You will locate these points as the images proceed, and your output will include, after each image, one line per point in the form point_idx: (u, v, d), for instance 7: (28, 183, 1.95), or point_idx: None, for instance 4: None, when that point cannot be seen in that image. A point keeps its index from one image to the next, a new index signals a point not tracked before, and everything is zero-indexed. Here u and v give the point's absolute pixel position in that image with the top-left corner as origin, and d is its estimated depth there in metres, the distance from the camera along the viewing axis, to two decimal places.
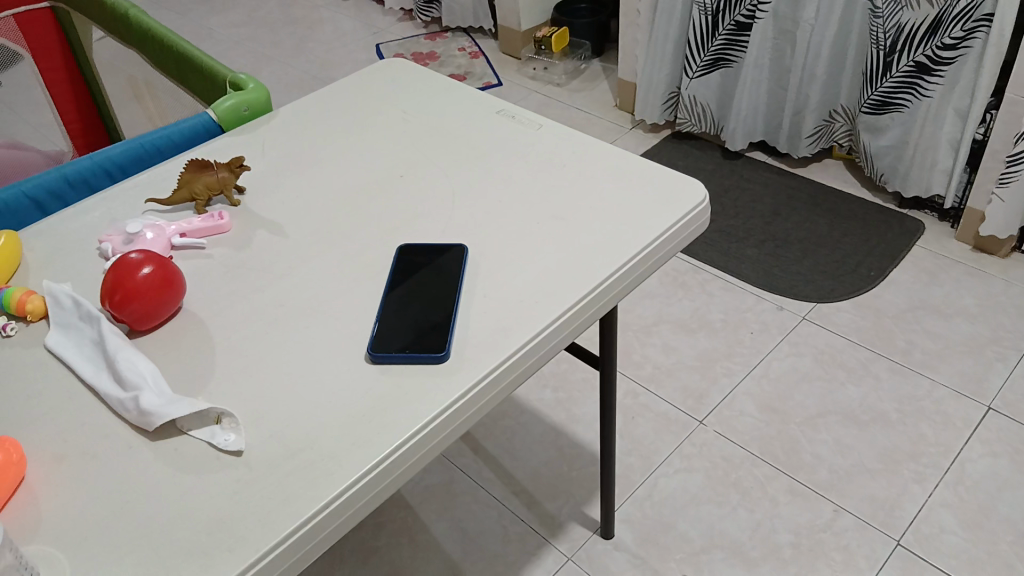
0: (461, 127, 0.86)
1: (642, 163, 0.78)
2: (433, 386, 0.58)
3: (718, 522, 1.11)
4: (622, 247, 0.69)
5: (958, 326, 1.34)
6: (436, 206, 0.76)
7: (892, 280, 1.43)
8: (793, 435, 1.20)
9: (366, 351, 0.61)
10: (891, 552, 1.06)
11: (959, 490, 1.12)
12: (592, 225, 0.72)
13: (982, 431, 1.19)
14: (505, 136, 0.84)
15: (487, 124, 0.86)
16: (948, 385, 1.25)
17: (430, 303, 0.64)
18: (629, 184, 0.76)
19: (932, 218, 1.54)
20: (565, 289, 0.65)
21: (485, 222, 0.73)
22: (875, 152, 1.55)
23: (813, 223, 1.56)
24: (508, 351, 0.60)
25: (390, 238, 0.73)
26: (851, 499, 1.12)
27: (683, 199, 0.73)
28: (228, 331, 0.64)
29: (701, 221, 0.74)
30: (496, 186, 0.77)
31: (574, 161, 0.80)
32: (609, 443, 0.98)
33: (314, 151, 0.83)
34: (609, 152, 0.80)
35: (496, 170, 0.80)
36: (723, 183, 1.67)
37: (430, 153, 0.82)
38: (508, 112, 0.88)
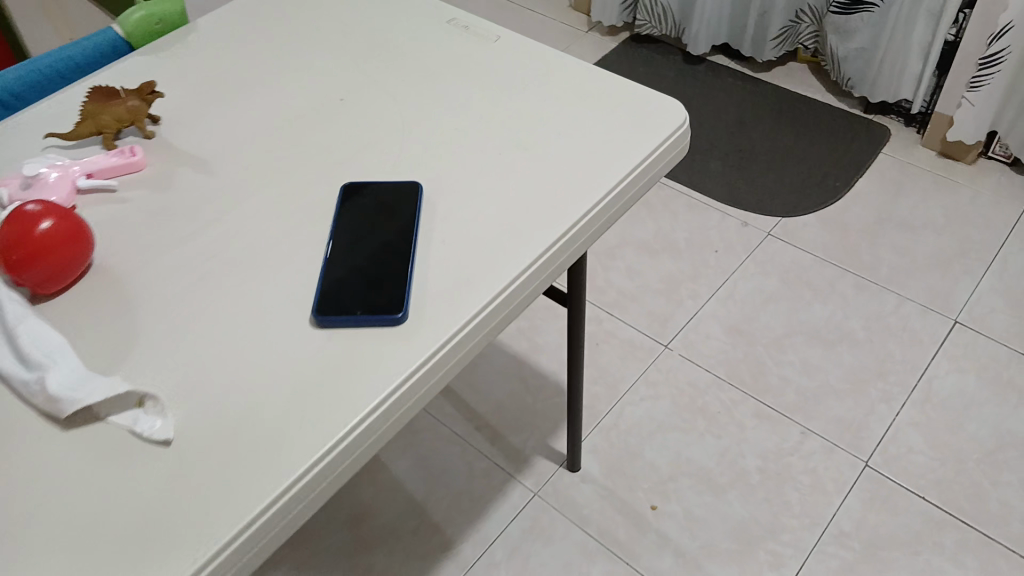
0: (408, 42, 0.76)
1: (613, 81, 0.70)
2: (391, 349, 0.51)
3: (685, 450, 1.09)
4: (598, 179, 0.62)
5: (925, 239, 1.31)
6: (385, 136, 0.67)
7: (859, 192, 1.39)
8: (760, 357, 1.18)
9: (309, 313, 0.54)
10: (858, 476, 1.05)
11: (926, 409, 1.11)
12: (562, 155, 0.64)
13: (948, 347, 1.17)
14: (458, 52, 0.75)
15: (438, 37, 0.77)
16: (915, 300, 1.23)
17: (383, 255, 0.57)
18: (601, 106, 0.68)
19: (898, 124, 1.49)
20: (536, 230, 0.58)
21: (443, 155, 0.65)
22: (843, 56, 1.48)
23: (779, 133, 1.49)
24: (474, 307, 0.53)
25: (333, 175, 0.64)
26: (819, 422, 1.10)
27: (662, 123, 0.66)
28: (148, 292, 0.56)
29: (681, 146, 0.67)
30: (453, 110, 0.69)
31: (538, 80, 0.71)
32: (577, 374, 0.92)
33: (240, 74, 0.73)
34: (576, 69, 0.72)
35: (451, 91, 0.71)
36: (685, 91, 1.59)
37: (375, 73, 0.73)
38: (460, 21, 0.78)
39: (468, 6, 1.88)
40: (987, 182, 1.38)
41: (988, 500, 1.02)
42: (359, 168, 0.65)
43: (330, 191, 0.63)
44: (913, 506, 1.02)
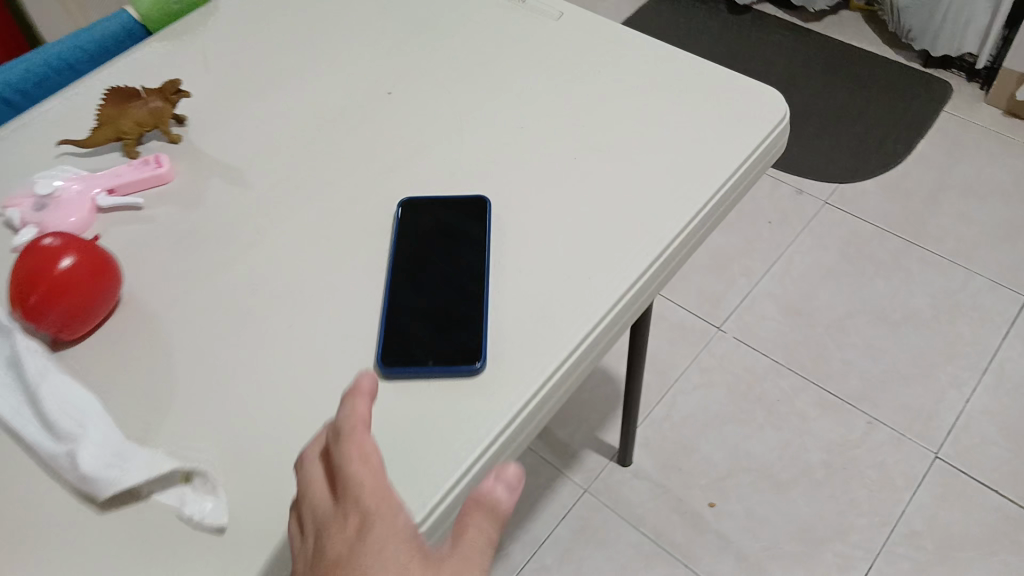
0: (456, 20, 0.67)
1: (697, 67, 0.62)
2: (470, 404, 0.44)
3: (744, 442, 1.04)
4: (690, 187, 0.54)
5: (993, 207, 1.23)
6: (442, 135, 0.59)
7: (921, 155, 1.29)
8: (821, 341, 1.12)
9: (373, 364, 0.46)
10: (929, 470, 1.00)
11: (999, 394, 1.05)
12: (647, 157, 0.56)
13: (1021, 325, 1.10)
14: (517, 32, 0.66)
15: (489, 14, 0.68)
16: (984, 275, 1.15)
17: (454, 289, 0.50)
18: (686, 98, 0.60)
19: (960, 79, 1.39)
20: (629, 250, 0.51)
21: (510, 159, 0.57)
22: (903, 7, 1.36)
23: (833, 89, 1.40)
24: (563, 351, 0.46)
25: (386, 185, 0.56)
26: (885, 410, 1.05)
27: (758, 120, 0.58)
28: (185, 335, 0.49)
29: (778, 145, 0.59)
30: (515, 104, 0.61)
31: (609, 67, 0.63)
32: (637, 370, 0.87)
33: (271, 66, 0.65)
34: (653, 52, 0.64)
35: (510, 80, 0.63)
36: (730, 45, 1.49)
37: (423, 60, 0.65)
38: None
39: None
40: None
41: None
42: (414, 176, 0.57)
43: (384, 206, 0.55)
44: (988, 502, 0.96)
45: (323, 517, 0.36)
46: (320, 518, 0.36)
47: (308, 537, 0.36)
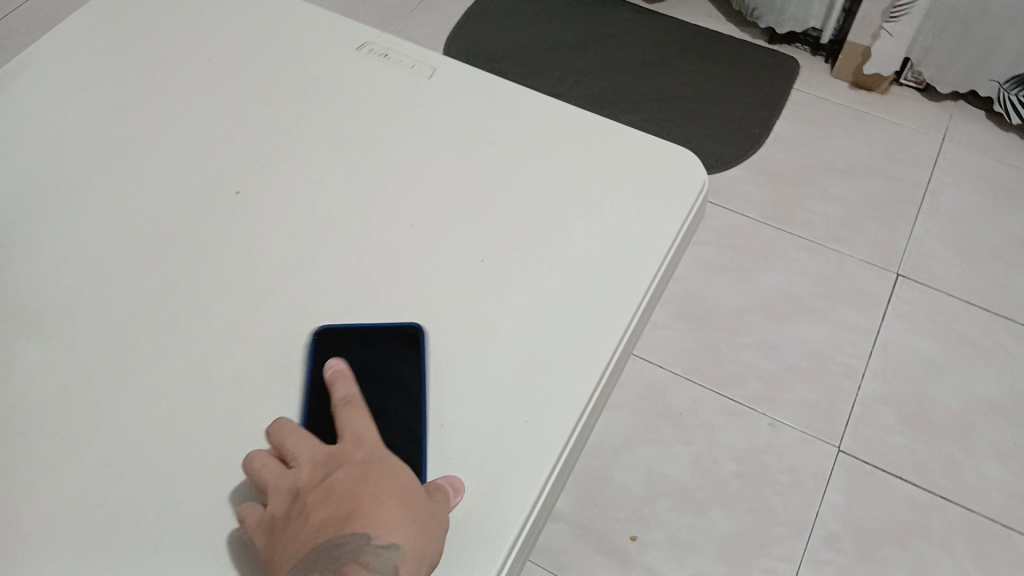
0: (324, 85, 0.65)
1: (603, 125, 0.64)
2: (466, 544, 0.45)
3: (655, 463, 1.00)
4: (633, 262, 0.56)
5: (854, 183, 1.23)
6: (329, 234, 0.57)
7: (780, 137, 1.29)
8: (714, 343, 1.09)
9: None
10: (836, 464, 0.99)
11: (888, 377, 1.05)
12: (581, 232, 0.57)
13: (898, 303, 1.11)
14: (387, 96, 0.65)
15: (359, 71, 0.67)
16: (858, 255, 1.16)
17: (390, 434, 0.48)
18: (603, 162, 0.61)
19: (805, 54, 1.40)
20: (576, 356, 0.52)
21: (423, 245, 0.56)
22: None
23: (687, 74, 1.37)
24: (549, 462, 0.48)
25: (275, 315, 0.53)
26: (787, 409, 1.03)
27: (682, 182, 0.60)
28: None
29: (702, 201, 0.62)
30: (410, 179, 0.60)
31: (514, 139, 0.62)
32: None
33: (122, 181, 0.59)
34: (550, 110, 0.65)
35: (392, 157, 0.61)
36: (578, 32, 1.43)
37: (295, 133, 0.62)
38: (376, 47, 0.68)
39: None
40: (903, 111, 1.32)
41: (965, 472, 0.98)
42: (299, 295, 0.54)
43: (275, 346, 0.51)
44: (896, 491, 0.97)
45: (327, 456, 0.45)
46: (325, 458, 0.45)
47: (312, 468, 0.44)
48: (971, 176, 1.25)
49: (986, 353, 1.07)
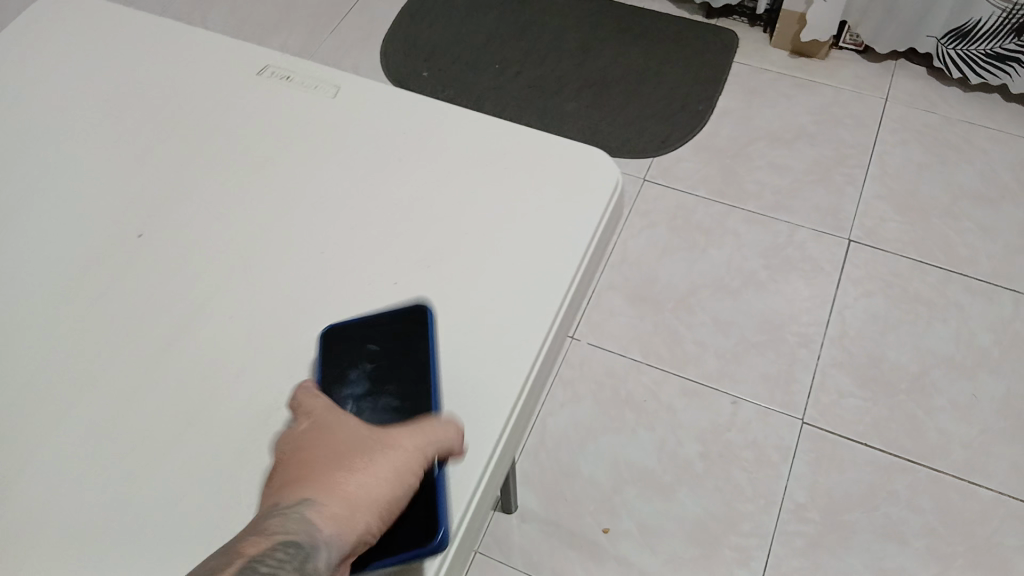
0: (221, 116, 0.62)
1: (511, 129, 0.60)
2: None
3: (621, 452, 1.00)
4: (544, 273, 0.52)
5: (800, 150, 1.23)
6: (230, 280, 0.53)
7: (723, 111, 1.28)
8: (671, 325, 1.09)
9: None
10: (800, 436, 0.99)
11: (845, 344, 1.05)
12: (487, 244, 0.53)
13: (851, 269, 1.12)
14: (286, 123, 0.61)
15: (257, 96, 0.63)
16: (808, 224, 1.16)
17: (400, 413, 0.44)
18: (511, 167, 0.57)
19: (743, 25, 1.39)
20: (497, 363, 0.48)
21: (325, 283, 0.53)
22: None
23: (627, 55, 1.36)
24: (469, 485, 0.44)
25: (174, 377, 0.50)
26: (747, 385, 1.03)
27: (593, 182, 0.56)
28: None
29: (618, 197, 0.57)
30: (310, 211, 0.56)
31: (415, 152, 0.59)
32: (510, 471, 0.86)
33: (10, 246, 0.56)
34: (461, 119, 0.61)
35: (291, 192, 0.58)
36: (516, 22, 1.42)
37: (194, 172, 0.59)
38: (277, 69, 0.64)
39: None
40: (845, 75, 1.32)
41: (927, 431, 0.99)
42: (191, 363, 0.50)
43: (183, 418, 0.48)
44: (860, 457, 0.97)
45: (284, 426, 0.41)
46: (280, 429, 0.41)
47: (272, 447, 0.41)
48: (915, 133, 1.25)
49: (941, 312, 1.08)
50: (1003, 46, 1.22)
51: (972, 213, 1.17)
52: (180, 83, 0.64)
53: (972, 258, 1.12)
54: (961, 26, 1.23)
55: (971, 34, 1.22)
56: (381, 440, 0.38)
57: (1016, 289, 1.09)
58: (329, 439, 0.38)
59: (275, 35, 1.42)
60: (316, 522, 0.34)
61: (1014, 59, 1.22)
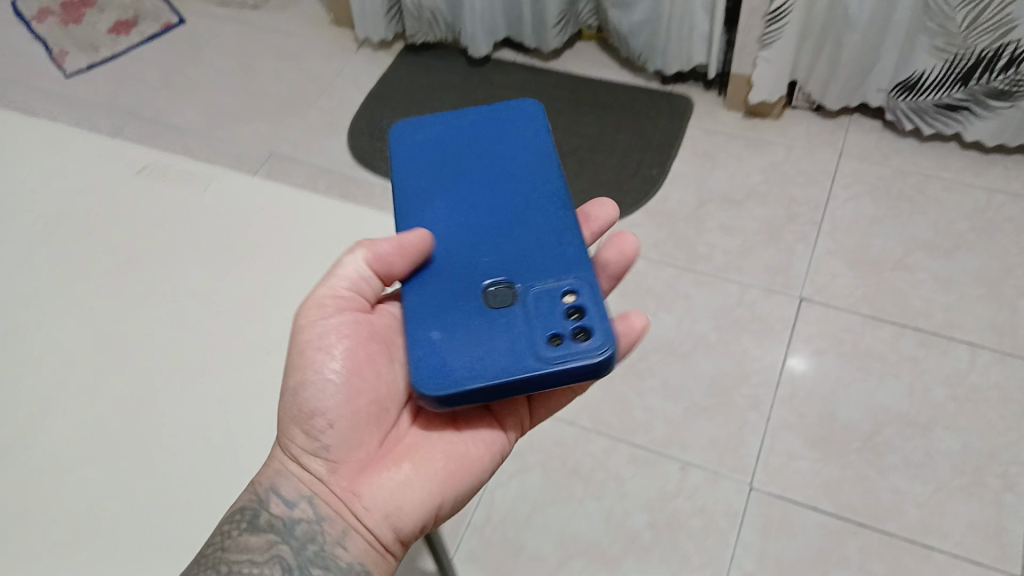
0: (99, 222, 0.67)
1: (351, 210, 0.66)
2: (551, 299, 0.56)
3: (569, 523, 0.99)
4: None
5: (751, 212, 1.24)
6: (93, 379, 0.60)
7: (678, 176, 1.30)
8: (621, 392, 1.08)
9: (588, 358, 0.52)
10: (747, 501, 0.97)
11: (795, 405, 1.04)
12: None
13: (801, 327, 1.11)
14: (158, 220, 0.67)
15: (139, 199, 0.68)
16: (758, 284, 1.16)
17: (470, 214, 0.60)
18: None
19: (697, 89, 1.42)
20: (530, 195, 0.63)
21: (171, 395, 0.59)
22: (628, 30, 1.36)
23: (582, 125, 1.39)
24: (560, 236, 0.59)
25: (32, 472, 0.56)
26: (695, 450, 1.02)
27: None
28: None
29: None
30: (169, 312, 0.62)
31: (267, 245, 0.65)
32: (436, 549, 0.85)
33: None
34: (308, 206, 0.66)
35: (154, 290, 0.64)
36: (476, 100, 1.46)
37: (65, 275, 0.65)
38: (155, 168, 0.70)
39: (214, 42, 1.62)
40: (797, 133, 1.33)
41: (880, 492, 0.97)
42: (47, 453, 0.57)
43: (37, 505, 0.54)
44: (810, 521, 0.95)
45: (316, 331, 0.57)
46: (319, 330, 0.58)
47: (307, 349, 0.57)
48: (868, 188, 1.25)
49: (895, 367, 1.06)
50: (951, 96, 1.22)
51: (926, 265, 1.16)
52: (67, 185, 0.69)
53: (925, 310, 1.11)
54: (907, 79, 1.23)
55: (917, 85, 1.23)
56: (299, 342, 0.57)
57: (971, 342, 1.08)
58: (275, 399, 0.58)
59: (245, 123, 1.47)
60: (260, 485, 0.54)
61: (964, 108, 1.22)
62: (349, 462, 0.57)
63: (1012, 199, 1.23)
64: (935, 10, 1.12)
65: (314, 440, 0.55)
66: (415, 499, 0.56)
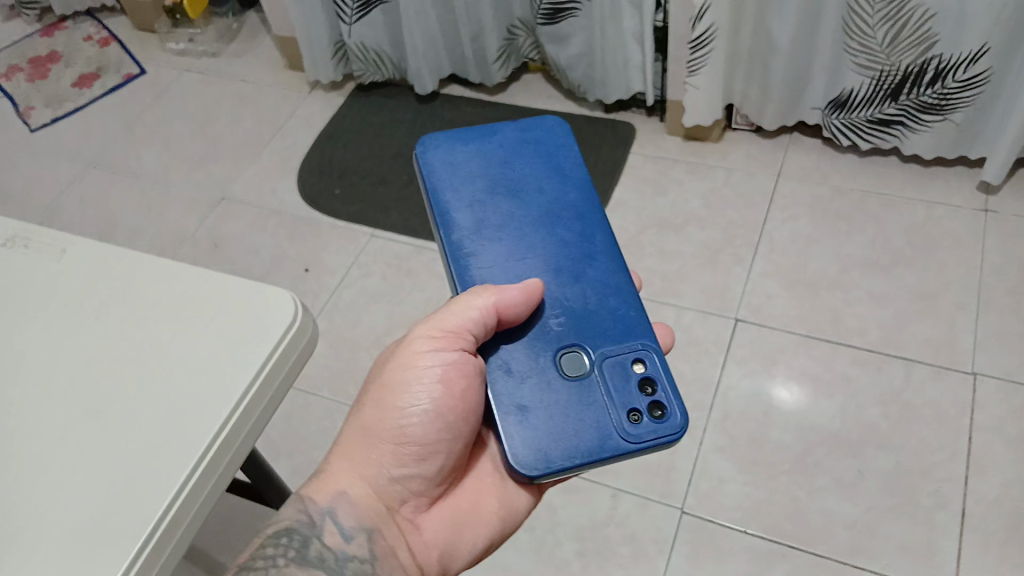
0: None
1: (207, 276, 0.57)
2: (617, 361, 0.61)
3: (500, 556, 0.98)
4: (198, 439, 0.49)
5: (690, 236, 1.24)
6: None
7: (619, 203, 1.31)
8: None
9: (666, 436, 0.58)
10: (677, 527, 0.97)
11: (726, 428, 1.04)
12: (137, 412, 0.50)
13: (735, 349, 1.11)
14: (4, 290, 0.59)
15: None
16: (694, 307, 1.16)
17: (525, 258, 0.64)
18: (188, 327, 0.54)
19: (640, 116, 1.43)
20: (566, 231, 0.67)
21: None
22: (565, 64, 1.38)
23: None
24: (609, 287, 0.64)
25: None
26: (627, 476, 1.02)
27: (265, 329, 0.53)
28: None
29: (307, 344, 0.55)
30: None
31: (110, 320, 0.55)
32: None
33: None
34: (161, 275, 0.57)
35: None
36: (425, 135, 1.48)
37: None
38: (18, 234, 0.62)
39: (174, 90, 1.66)
40: (737, 156, 1.34)
41: (810, 514, 0.96)
42: None
43: None
44: (738, 545, 0.95)
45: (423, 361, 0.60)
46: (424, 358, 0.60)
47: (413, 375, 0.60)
48: (806, 208, 1.25)
49: (828, 386, 1.06)
50: (883, 111, 1.22)
51: (864, 282, 1.15)
52: None
53: (860, 327, 1.11)
54: (838, 95, 1.23)
55: (848, 102, 1.23)
56: (407, 369, 0.60)
57: (906, 358, 1.07)
58: (358, 413, 0.61)
59: (200, 168, 1.50)
60: (313, 509, 0.55)
61: (897, 123, 1.22)
62: (421, 490, 0.61)
63: (954, 211, 1.21)
64: (854, 28, 1.13)
65: (394, 465, 0.59)
66: (466, 536, 0.63)
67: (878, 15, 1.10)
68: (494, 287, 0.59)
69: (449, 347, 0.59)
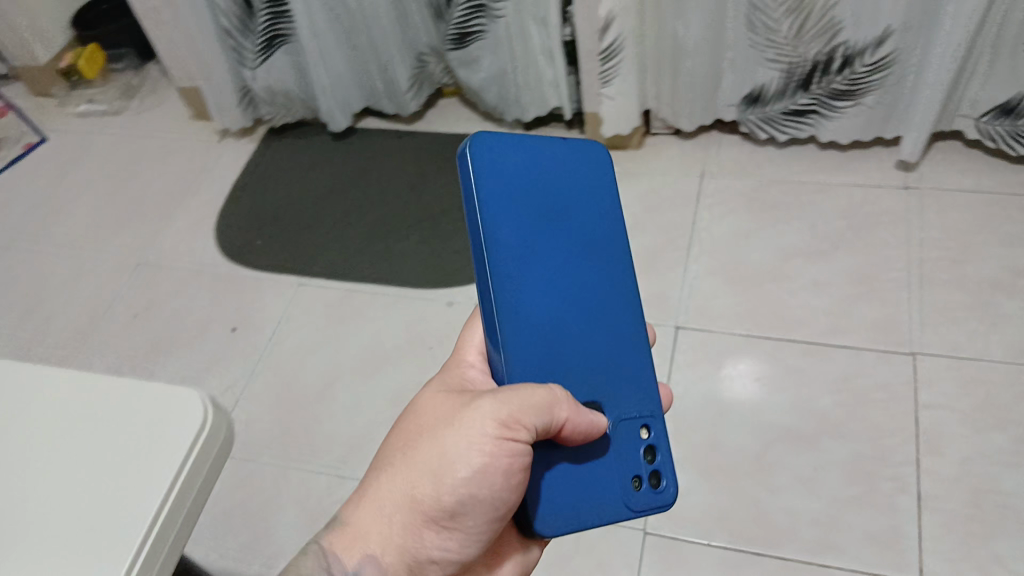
0: None
1: (107, 385, 0.53)
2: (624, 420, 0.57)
3: None
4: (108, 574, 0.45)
5: None
6: None
7: None
8: None
9: (659, 506, 0.56)
10: (644, 547, 0.95)
11: (681, 439, 1.02)
12: (43, 551, 0.46)
13: (680, 355, 1.10)
14: None
15: None
16: None
17: (561, 300, 0.55)
18: (90, 449, 0.50)
19: (560, 130, 1.42)
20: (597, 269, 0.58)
21: None
22: (478, 86, 1.36)
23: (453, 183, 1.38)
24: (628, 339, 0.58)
25: None
26: None
27: (174, 440, 0.50)
28: None
29: (222, 449, 0.52)
30: None
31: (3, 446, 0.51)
32: None
33: None
34: (57, 391, 0.53)
35: None
36: (345, 171, 1.45)
37: None
38: None
39: (80, 154, 1.60)
40: (660, 160, 1.34)
41: (774, 516, 0.95)
42: None
43: None
44: (707, 557, 0.93)
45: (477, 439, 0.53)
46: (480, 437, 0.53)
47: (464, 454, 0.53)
48: (734, 205, 1.25)
49: (775, 383, 1.05)
50: (796, 102, 1.23)
51: (801, 273, 1.15)
52: None
53: (800, 319, 1.11)
54: (752, 91, 1.24)
55: (761, 97, 1.24)
56: (458, 442, 0.53)
57: (847, 344, 1.07)
58: (397, 474, 0.54)
59: (116, 233, 1.44)
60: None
61: (812, 112, 1.23)
62: (455, 572, 0.56)
63: (878, 192, 1.22)
64: (759, 25, 1.13)
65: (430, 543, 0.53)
66: None
67: (780, 9, 1.10)
68: (564, 395, 0.52)
69: (515, 446, 0.52)
